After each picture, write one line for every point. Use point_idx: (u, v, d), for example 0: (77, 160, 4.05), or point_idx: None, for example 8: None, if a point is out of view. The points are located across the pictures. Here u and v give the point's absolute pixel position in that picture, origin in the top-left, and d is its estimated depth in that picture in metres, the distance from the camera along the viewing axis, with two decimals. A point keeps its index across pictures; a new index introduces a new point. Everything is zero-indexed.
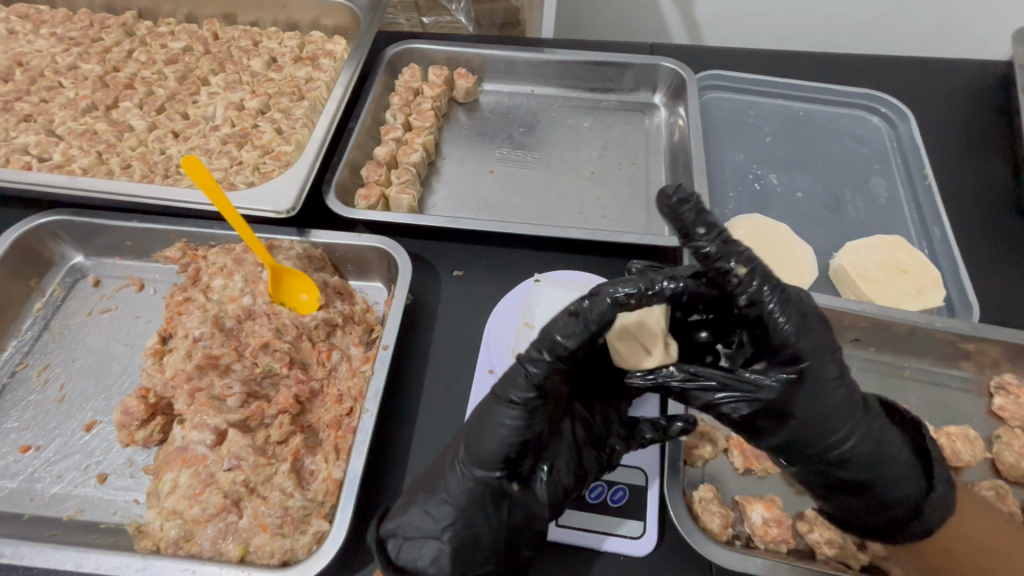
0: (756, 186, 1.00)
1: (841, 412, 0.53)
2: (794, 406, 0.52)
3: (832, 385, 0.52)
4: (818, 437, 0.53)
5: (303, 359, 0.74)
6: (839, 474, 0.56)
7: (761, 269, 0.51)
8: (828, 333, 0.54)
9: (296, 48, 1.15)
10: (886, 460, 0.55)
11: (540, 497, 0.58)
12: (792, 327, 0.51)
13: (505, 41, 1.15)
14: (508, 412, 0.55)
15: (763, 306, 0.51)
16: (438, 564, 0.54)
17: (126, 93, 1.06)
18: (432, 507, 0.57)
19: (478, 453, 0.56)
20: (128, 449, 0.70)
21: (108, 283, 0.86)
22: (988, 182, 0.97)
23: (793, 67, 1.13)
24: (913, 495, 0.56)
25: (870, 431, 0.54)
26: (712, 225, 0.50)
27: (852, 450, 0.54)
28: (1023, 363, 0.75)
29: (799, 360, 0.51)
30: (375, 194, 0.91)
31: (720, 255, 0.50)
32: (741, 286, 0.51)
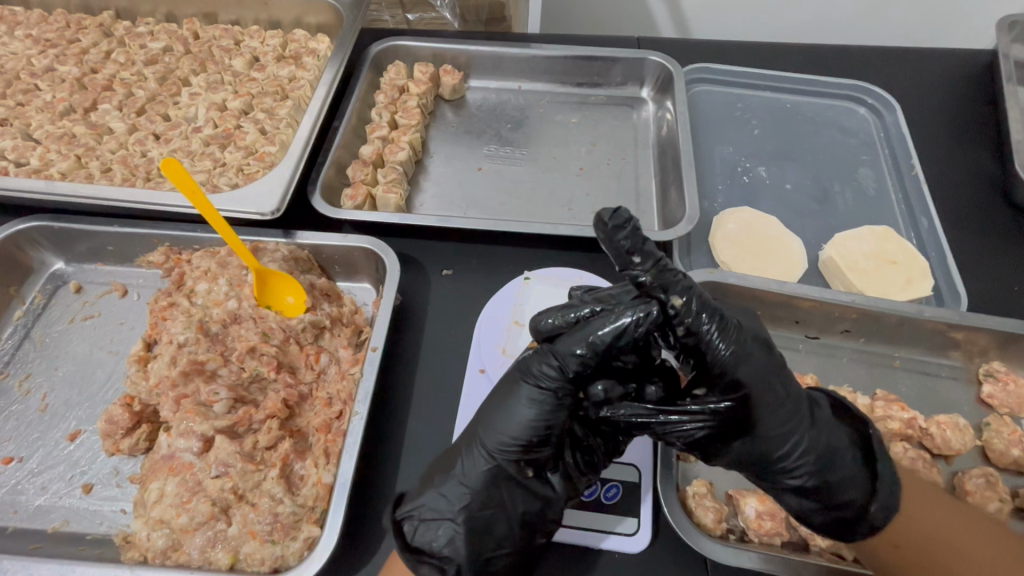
0: (745, 178, 0.99)
1: (785, 423, 0.54)
2: (746, 424, 0.53)
3: (776, 401, 0.54)
4: (762, 449, 0.54)
5: (291, 362, 0.73)
6: (790, 482, 0.56)
7: (699, 297, 0.53)
8: (772, 357, 0.55)
9: (279, 47, 1.13)
10: (834, 466, 0.55)
11: (552, 487, 0.57)
12: (731, 352, 0.53)
13: (491, 37, 1.14)
14: (537, 396, 0.55)
15: (701, 334, 0.52)
16: (453, 547, 0.55)
17: (105, 95, 1.04)
18: (446, 489, 0.57)
19: (501, 437, 0.56)
20: (113, 458, 0.69)
21: (90, 289, 0.85)
22: (974, 171, 0.97)
23: (780, 58, 1.13)
24: (862, 498, 0.54)
25: (816, 438, 0.55)
26: (648, 255, 0.54)
27: (797, 459, 0.54)
28: (1010, 351, 0.76)
29: (739, 384, 0.53)
30: (361, 194, 0.90)
31: (656, 283, 0.53)
32: (680, 316, 0.52)
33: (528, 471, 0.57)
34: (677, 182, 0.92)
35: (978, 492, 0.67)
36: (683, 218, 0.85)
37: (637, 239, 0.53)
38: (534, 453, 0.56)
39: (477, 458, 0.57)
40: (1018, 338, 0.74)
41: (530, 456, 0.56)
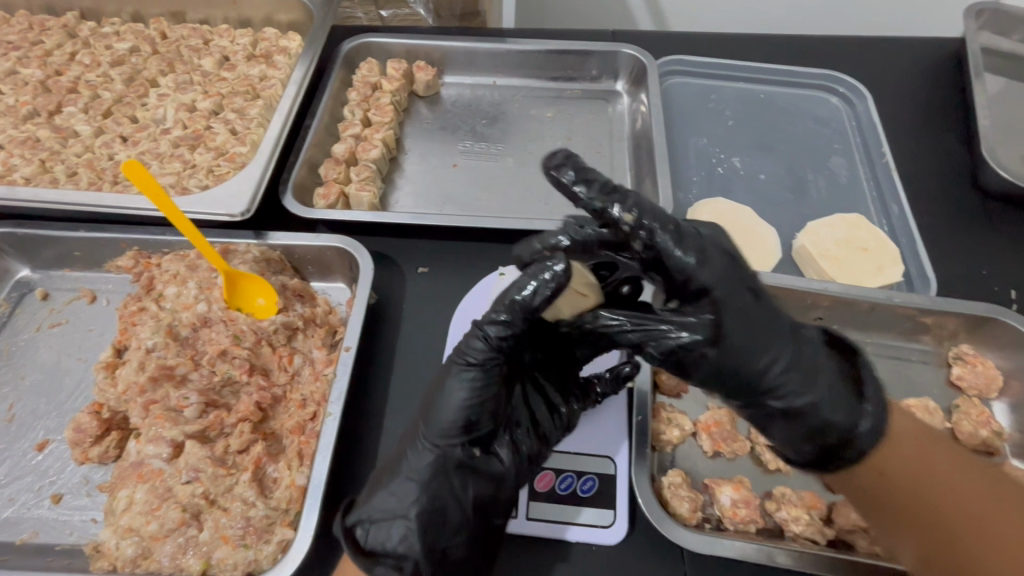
0: (719, 169, 1.00)
1: (760, 334, 0.53)
2: (722, 329, 0.52)
3: (749, 307, 0.53)
4: (740, 359, 0.53)
5: (264, 364, 0.72)
6: (772, 403, 0.55)
7: (649, 211, 0.53)
8: (733, 263, 0.55)
9: (249, 45, 1.11)
10: (817, 378, 0.55)
11: (501, 461, 0.59)
12: (692, 257, 0.52)
13: (465, 32, 1.13)
14: (466, 374, 0.56)
15: (658, 245, 0.52)
16: (408, 543, 0.55)
17: (70, 98, 1.02)
18: (395, 487, 0.57)
19: (438, 424, 0.57)
20: (83, 467, 0.68)
21: (57, 296, 0.83)
22: (944, 157, 0.99)
23: (753, 49, 1.14)
24: (846, 419, 0.55)
25: (797, 353, 0.55)
26: (593, 181, 0.55)
27: (780, 375, 0.54)
28: (979, 333, 0.77)
29: (705, 289, 0.52)
30: (334, 193, 0.89)
31: (608, 203, 0.53)
32: (633, 231, 0.53)
33: (475, 451, 0.58)
34: (652, 174, 0.92)
35: None
36: (657, 210, 0.85)
37: (581, 170, 0.56)
38: (475, 433, 0.58)
39: (421, 451, 0.58)
40: (986, 321, 0.76)
41: (472, 437, 0.58)
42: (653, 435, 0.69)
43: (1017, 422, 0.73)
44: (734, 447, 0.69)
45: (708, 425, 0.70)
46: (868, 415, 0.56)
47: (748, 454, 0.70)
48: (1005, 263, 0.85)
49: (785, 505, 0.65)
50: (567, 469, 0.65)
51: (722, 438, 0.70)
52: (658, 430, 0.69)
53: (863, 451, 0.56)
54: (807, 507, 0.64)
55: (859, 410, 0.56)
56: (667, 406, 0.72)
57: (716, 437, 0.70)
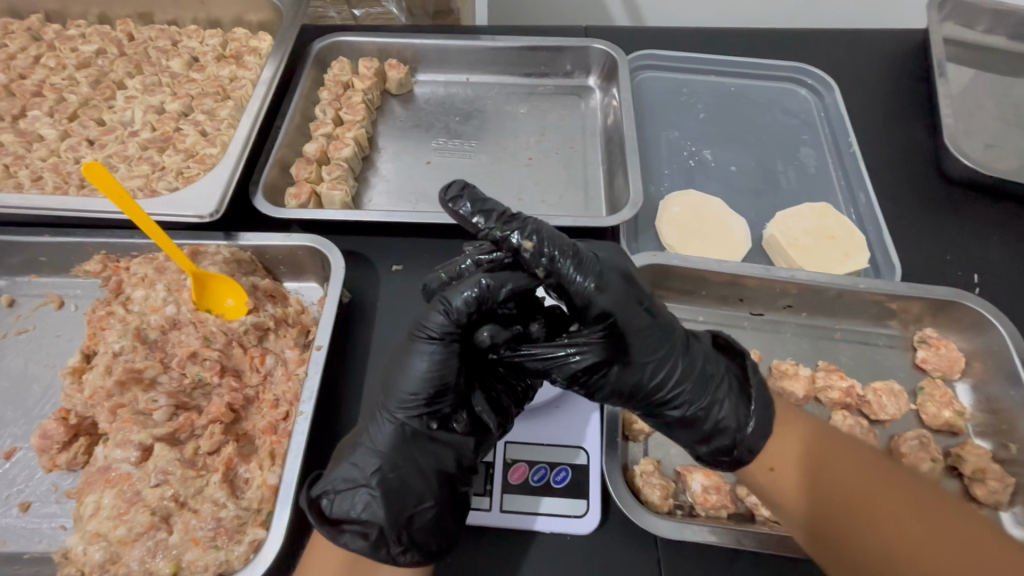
0: (691, 162, 1.01)
1: (657, 350, 0.59)
2: (625, 347, 0.58)
3: (645, 324, 0.58)
4: (635, 377, 0.59)
5: (236, 366, 0.72)
6: (669, 411, 0.61)
7: (548, 237, 0.55)
8: (631, 285, 0.59)
9: (219, 46, 1.10)
10: (710, 385, 0.60)
11: (459, 434, 0.59)
12: (590, 283, 0.56)
13: (437, 30, 1.13)
14: (428, 347, 0.56)
15: (558, 272, 0.55)
16: (371, 510, 0.54)
17: (34, 101, 1.00)
18: (358, 458, 0.57)
19: (399, 395, 0.57)
20: (51, 474, 0.67)
21: (23, 302, 0.81)
22: (908, 146, 1.01)
23: (723, 43, 1.15)
24: (735, 420, 0.59)
25: (688, 365, 0.60)
26: (491, 211, 0.56)
27: (674, 385, 0.59)
28: (942, 317, 0.79)
29: (606, 314, 0.57)
30: (305, 192, 0.89)
31: (507, 233, 0.55)
32: (534, 259, 0.55)
33: (434, 423, 0.59)
34: (623, 168, 0.93)
35: (913, 454, 0.70)
36: (628, 203, 0.86)
37: (476, 199, 0.56)
38: (437, 404, 0.58)
39: (381, 422, 0.58)
40: (949, 305, 0.77)
41: (433, 407, 0.58)
42: (625, 424, 0.70)
43: (978, 402, 0.75)
44: None
45: None
46: (755, 415, 0.59)
47: None
48: (967, 248, 0.88)
49: (756, 490, 0.66)
50: (539, 460, 0.66)
51: None
52: (629, 419, 0.70)
53: (753, 448, 0.58)
54: None
55: (747, 411, 0.60)
56: None
57: None
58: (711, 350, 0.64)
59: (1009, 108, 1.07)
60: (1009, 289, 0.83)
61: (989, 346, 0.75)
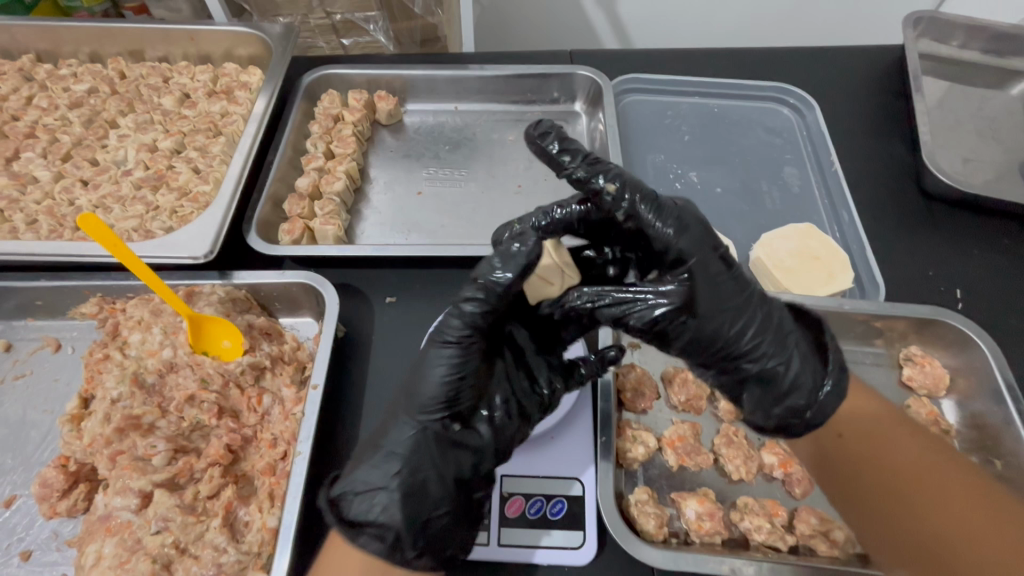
0: (677, 185, 1.03)
1: (734, 302, 0.58)
2: (700, 299, 0.56)
3: (725, 277, 0.57)
4: (714, 326, 0.57)
5: (233, 406, 0.73)
6: (746, 366, 0.60)
7: (631, 183, 0.58)
8: (709, 232, 0.57)
9: (210, 82, 1.11)
10: (784, 343, 0.61)
11: (478, 435, 0.61)
12: (671, 227, 0.56)
13: (425, 59, 1.15)
14: (445, 350, 0.58)
15: (640, 216, 0.57)
16: (388, 514, 0.56)
17: (27, 143, 1.02)
18: (378, 461, 0.59)
19: (420, 399, 0.59)
20: (52, 522, 0.67)
21: (20, 346, 0.82)
22: (889, 162, 1.03)
23: (706, 65, 1.17)
24: (808, 381, 0.62)
25: (766, 319, 0.60)
26: (577, 155, 0.62)
27: (751, 338, 0.59)
28: (927, 334, 0.81)
29: (685, 259, 0.56)
30: (298, 227, 0.90)
31: (593, 175, 0.59)
32: (616, 200, 0.57)
33: (453, 425, 0.60)
34: None
35: None
36: None
37: (564, 143, 0.62)
38: (453, 408, 0.60)
39: (403, 427, 0.60)
40: (933, 323, 0.79)
41: (450, 411, 0.60)
42: (619, 452, 0.71)
43: (963, 417, 0.77)
44: (698, 460, 0.72)
45: (672, 440, 0.73)
46: (831, 375, 0.64)
47: (711, 465, 0.73)
48: (949, 263, 0.90)
49: (748, 515, 0.67)
50: (536, 493, 0.67)
51: (687, 452, 0.72)
52: (623, 448, 0.71)
53: (824, 411, 0.64)
54: (770, 516, 0.67)
55: (823, 373, 0.64)
56: (633, 424, 0.74)
57: (680, 451, 0.72)
58: (784, 309, 0.65)
59: (986, 122, 1.10)
60: (991, 304, 0.85)
61: (972, 363, 0.77)
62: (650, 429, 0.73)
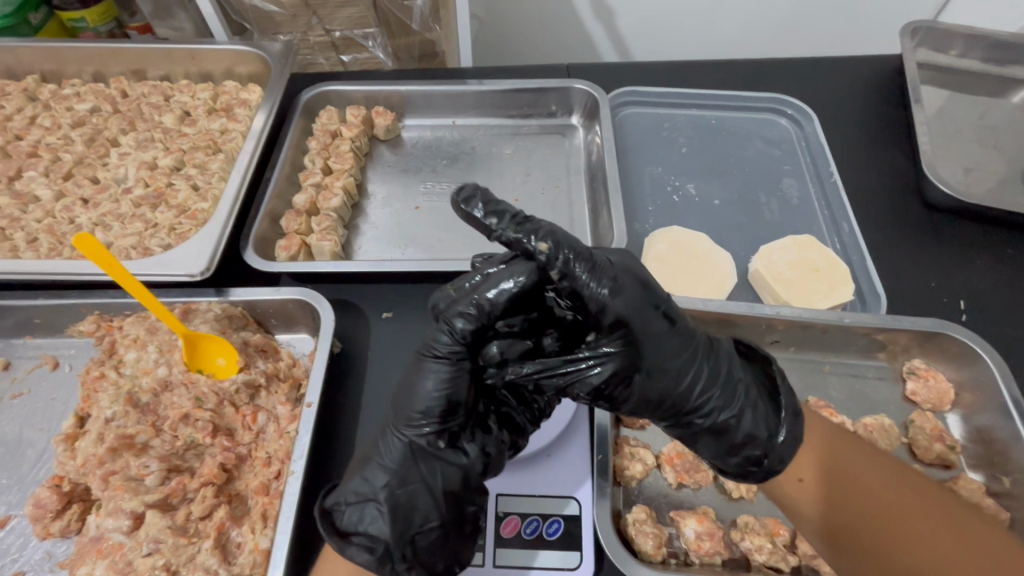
0: (675, 198, 1.02)
1: (677, 358, 0.56)
2: (639, 363, 0.55)
3: (665, 335, 0.55)
4: (661, 387, 0.56)
5: (228, 425, 0.72)
6: (699, 422, 0.58)
7: (566, 241, 0.54)
8: (646, 289, 0.56)
9: (210, 100, 1.12)
10: (735, 394, 0.58)
11: (466, 455, 0.59)
12: (605, 288, 0.54)
13: (423, 74, 1.15)
14: (435, 365, 0.56)
15: (573, 275, 0.54)
16: (378, 525, 0.56)
17: (30, 162, 1.03)
18: (369, 472, 0.58)
19: (410, 412, 0.57)
20: (45, 543, 0.67)
21: (18, 364, 0.82)
22: (889, 173, 1.02)
23: (703, 77, 1.17)
24: (766, 430, 0.58)
25: (714, 369, 0.58)
26: (504, 213, 0.56)
27: (700, 396, 0.57)
28: (930, 348, 0.79)
29: (623, 320, 0.54)
30: (295, 244, 0.91)
31: (520, 235, 0.54)
32: (549, 262, 0.54)
33: (441, 442, 0.58)
34: (607, 208, 0.94)
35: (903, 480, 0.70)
36: (612, 245, 0.87)
37: (488, 204, 0.56)
38: (442, 423, 0.57)
39: (390, 438, 0.58)
40: (937, 336, 0.78)
41: (438, 427, 0.57)
42: (617, 470, 0.70)
43: (969, 433, 0.75)
44: (698, 478, 0.71)
45: (671, 457, 0.72)
46: (785, 424, 0.59)
47: (711, 483, 0.72)
48: (952, 275, 0.88)
49: (749, 534, 0.66)
50: (531, 512, 0.65)
51: (686, 470, 0.71)
52: (620, 465, 0.70)
53: (785, 459, 0.59)
54: (771, 535, 0.66)
55: (778, 420, 0.60)
56: (631, 440, 0.73)
57: (679, 468, 0.71)
58: (734, 354, 0.62)
59: (988, 132, 1.09)
60: (997, 317, 0.84)
61: (977, 377, 0.76)
62: (648, 447, 0.72)
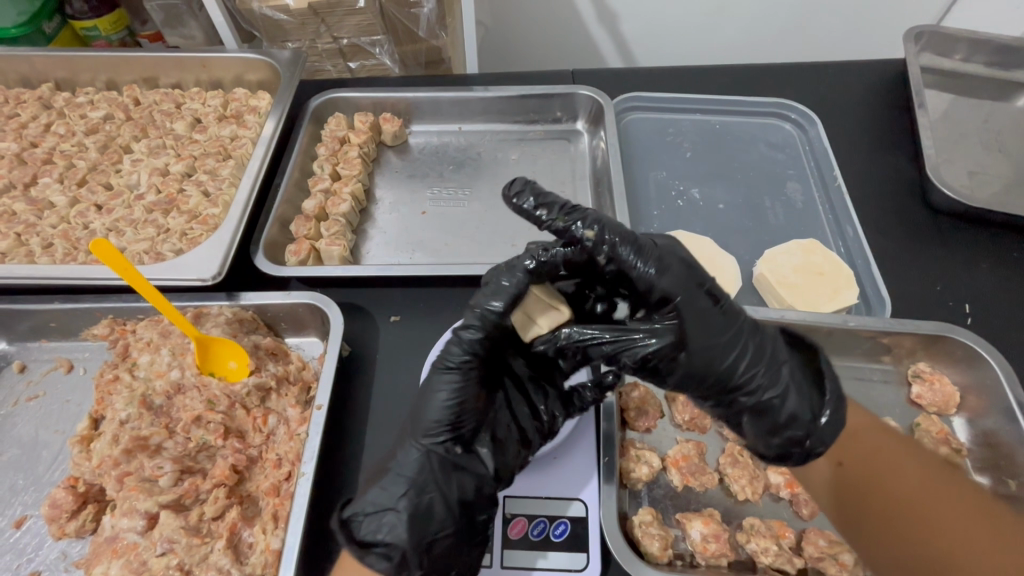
0: (679, 202, 1.03)
1: (723, 337, 0.56)
2: (686, 341, 0.55)
3: (711, 313, 0.56)
4: (708, 365, 0.56)
5: (239, 427, 0.74)
6: (742, 402, 0.58)
7: (609, 226, 0.57)
8: (692, 269, 0.57)
9: (220, 107, 1.14)
10: (778, 375, 0.57)
11: (480, 461, 0.61)
12: (652, 267, 0.55)
13: (429, 81, 1.17)
14: (448, 376, 0.58)
15: (620, 258, 0.56)
16: (395, 533, 0.57)
17: (45, 169, 1.05)
18: (385, 484, 0.59)
19: (425, 422, 0.59)
20: (60, 542, 0.68)
21: (34, 367, 0.84)
22: (893, 176, 1.03)
23: (707, 82, 1.18)
24: (808, 410, 0.59)
25: (759, 348, 0.57)
26: (553, 203, 0.59)
27: (744, 375, 0.56)
28: (935, 351, 0.80)
29: (670, 297, 0.55)
30: (304, 248, 0.92)
31: (569, 222, 0.57)
32: (596, 246, 0.56)
33: (456, 448, 0.60)
34: (613, 212, 0.95)
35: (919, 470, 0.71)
36: None
37: (539, 196, 0.59)
38: (457, 430, 0.59)
39: (407, 449, 0.60)
40: (942, 339, 0.78)
41: (453, 433, 0.59)
42: (623, 472, 0.70)
43: (975, 436, 0.76)
44: (703, 480, 0.71)
45: (677, 460, 0.72)
46: (828, 407, 0.60)
47: (716, 485, 0.72)
48: (956, 278, 0.89)
49: (754, 537, 0.66)
50: (539, 513, 0.66)
51: (691, 472, 0.72)
52: (627, 467, 0.71)
53: (825, 441, 0.60)
54: (777, 537, 0.66)
55: (821, 402, 0.60)
56: (637, 442, 0.74)
57: (685, 471, 0.72)
58: (779, 337, 0.61)
59: (992, 135, 1.09)
60: (1002, 320, 0.84)
61: (982, 380, 0.76)
62: (654, 449, 0.73)
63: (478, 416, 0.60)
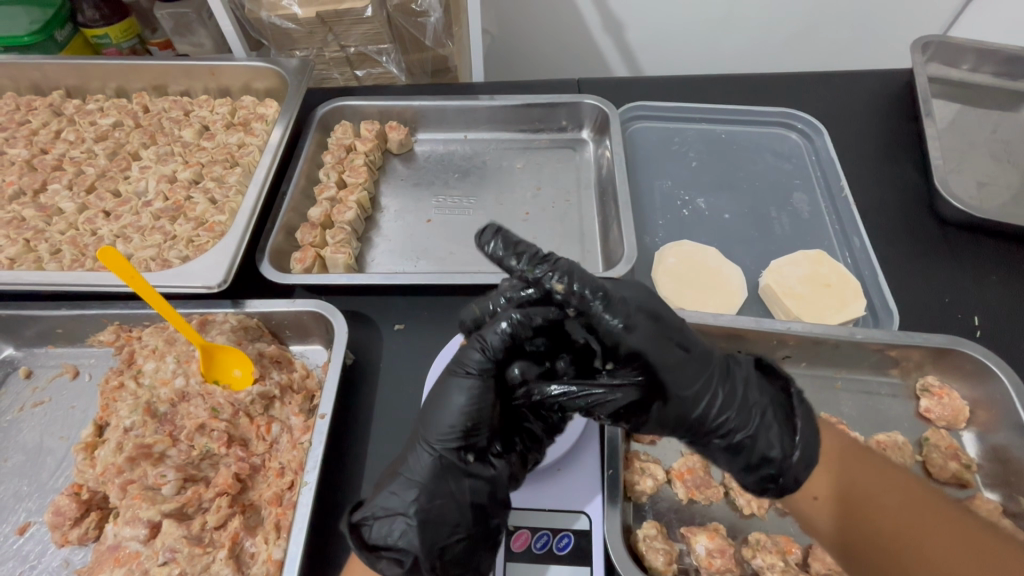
0: (685, 212, 1.03)
1: (694, 385, 0.57)
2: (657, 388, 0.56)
3: (680, 361, 0.57)
4: (679, 411, 0.58)
5: (243, 435, 0.74)
6: (716, 441, 0.59)
7: (579, 276, 0.55)
8: (660, 322, 0.57)
9: (228, 114, 1.15)
10: (751, 419, 0.58)
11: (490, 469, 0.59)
12: (620, 323, 0.54)
13: (436, 91, 1.18)
14: (466, 382, 0.57)
15: (590, 311, 0.55)
16: (406, 539, 0.56)
17: (54, 175, 1.06)
18: (398, 487, 0.58)
19: (439, 427, 0.58)
20: (63, 550, 0.68)
21: (40, 373, 0.84)
22: (901, 187, 1.02)
23: (713, 92, 1.18)
24: (783, 449, 0.58)
25: (731, 393, 0.58)
26: (524, 251, 0.58)
27: (716, 418, 0.58)
28: (944, 364, 0.78)
29: (637, 352, 0.55)
30: (310, 256, 0.92)
31: (538, 274, 0.56)
32: (565, 299, 0.55)
33: (469, 456, 0.59)
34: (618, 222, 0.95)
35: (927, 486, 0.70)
36: (622, 259, 0.88)
37: (509, 244, 0.58)
38: (471, 438, 0.58)
39: (419, 454, 0.59)
40: (951, 353, 0.77)
41: (467, 441, 0.58)
42: (627, 485, 0.70)
43: (984, 451, 0.75)
44: (708, 494, 0.71)
45: (682, 473, 0.72)
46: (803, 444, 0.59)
47: (722, 499, 0.71)
48: (965, 291, 0.88)
49: (760, 552, 0.66)
50: (542, 526, 0.65)
51: (696, 485, 0.71)
52: (631, 480, 0.70)
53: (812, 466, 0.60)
54: (783, 553, 0.66)
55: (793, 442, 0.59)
56: (642, 454, 0.73)
57: (690, 484, 0.71)
58: (754, 372, 0.63)
59: (1001, 147, 1.08)
60: (1012, 334, 0.83)
61: (992, 395, 0.75)
62: (659, 462, 0.72)
63: (490, 425, 0.59)
